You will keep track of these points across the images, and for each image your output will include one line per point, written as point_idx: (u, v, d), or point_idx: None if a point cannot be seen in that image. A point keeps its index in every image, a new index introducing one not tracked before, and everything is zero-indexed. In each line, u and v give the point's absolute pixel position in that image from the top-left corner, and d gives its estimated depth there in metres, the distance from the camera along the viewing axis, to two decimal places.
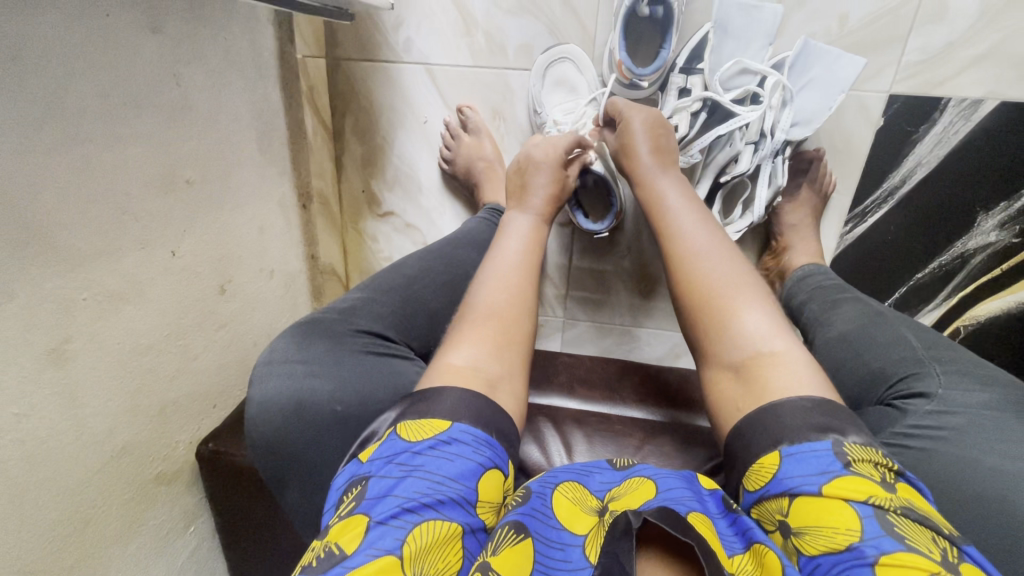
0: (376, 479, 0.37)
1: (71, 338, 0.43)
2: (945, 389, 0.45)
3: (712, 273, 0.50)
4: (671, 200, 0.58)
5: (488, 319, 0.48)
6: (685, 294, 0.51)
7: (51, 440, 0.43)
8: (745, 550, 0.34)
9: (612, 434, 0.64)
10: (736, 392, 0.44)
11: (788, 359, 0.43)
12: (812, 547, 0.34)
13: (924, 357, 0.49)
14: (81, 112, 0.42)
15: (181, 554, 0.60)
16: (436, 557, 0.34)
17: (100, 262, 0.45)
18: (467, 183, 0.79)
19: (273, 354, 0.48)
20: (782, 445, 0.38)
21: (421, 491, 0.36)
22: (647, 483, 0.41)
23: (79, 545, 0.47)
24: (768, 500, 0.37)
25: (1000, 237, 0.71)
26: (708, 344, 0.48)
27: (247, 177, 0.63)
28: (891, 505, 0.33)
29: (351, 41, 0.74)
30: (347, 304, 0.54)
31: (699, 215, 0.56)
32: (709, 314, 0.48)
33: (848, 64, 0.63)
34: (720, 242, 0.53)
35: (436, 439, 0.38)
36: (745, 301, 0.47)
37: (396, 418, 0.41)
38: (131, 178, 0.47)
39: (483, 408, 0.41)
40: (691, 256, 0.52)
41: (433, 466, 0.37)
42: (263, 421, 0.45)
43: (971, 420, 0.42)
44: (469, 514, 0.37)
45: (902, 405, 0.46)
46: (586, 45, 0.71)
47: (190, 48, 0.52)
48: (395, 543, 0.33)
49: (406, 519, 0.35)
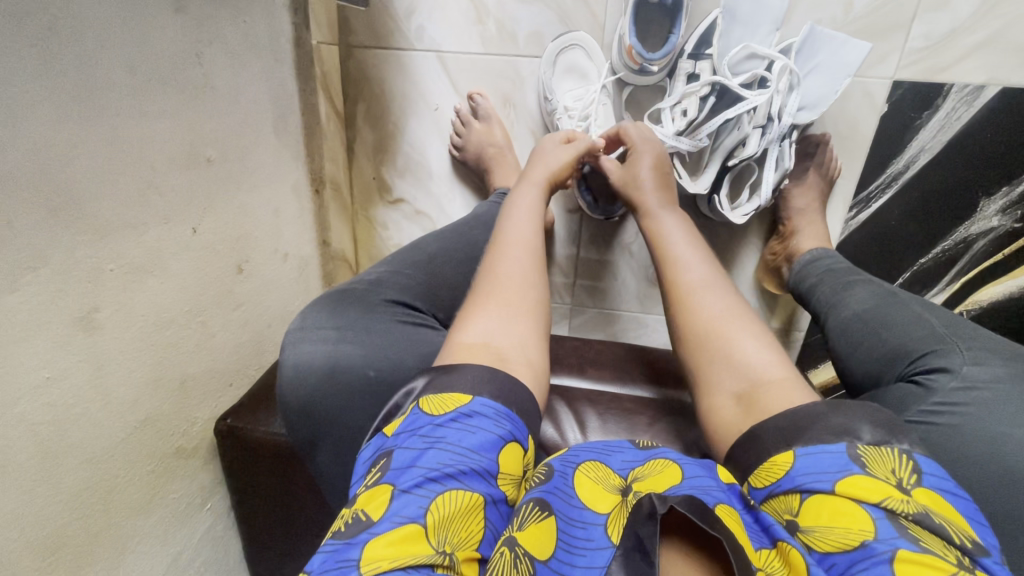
0: (401, 450, 0.38)
1: (98, 307, 0.44)
2: (969, 365, 0.44)
3: (709, 307, 0.51)
4: (671, 236, 0.60)
5: (501, 291, 0.50)
6: (683, 325, 0.53)
7: (79, 406, 0.44)
8: (772, 546, 0.33)
9: (624, 412, 0.66)
10: (738, 417, 0.44)
11: (787, 385, 0.43)
12: (825, 544, 0.33)
13: (944, 333, 0.48)
14: (111, 86, 0.43)
15: (199, 528, 0.61)
16: (459, 527, 0.34)
17: (126, 233, 0.46)
18: (478, 170, 0.79)
19: (305, 322, 0.49)
20: (796, 446, 0.37)
21: (443, 462, 0.36)
22: (673, 466, 0.40)
23: (103, 513, 0.48)
24: (778, 496, 0.37)
25: (1002, 222, 0.72)
26: (709, 374, 0.48)
27: (264, 159, 0.65)
28: (905, 510, 0.32)
29: (364, 28, 0.75)
30: (373, 277, 0.56)
31: (700, 249, 0.58)
32: (709, 346, 0.49)
33: (853, 49, 0.64)
34: (717, 275, 0.55)
35: (458, 412, 0.39)
36: (744, 334, 0.48)
37: (420, 392, 0.41)
38: (155, 153, 0.48)
39: (503, 384, 0.42)
40: (690, 290, 0.54)
41: (455, 438, 0.37)
42: (295, 384, 0.46)
43: (998, 395, 0.42)
44: (490, 485, 0.37)
45: (924, 380, 0.46)
46: (595, 33, 0.73)
47: (211, 29, 0.53)
48: (419, 511, 0.34)
49: (429, 488, 0.35)
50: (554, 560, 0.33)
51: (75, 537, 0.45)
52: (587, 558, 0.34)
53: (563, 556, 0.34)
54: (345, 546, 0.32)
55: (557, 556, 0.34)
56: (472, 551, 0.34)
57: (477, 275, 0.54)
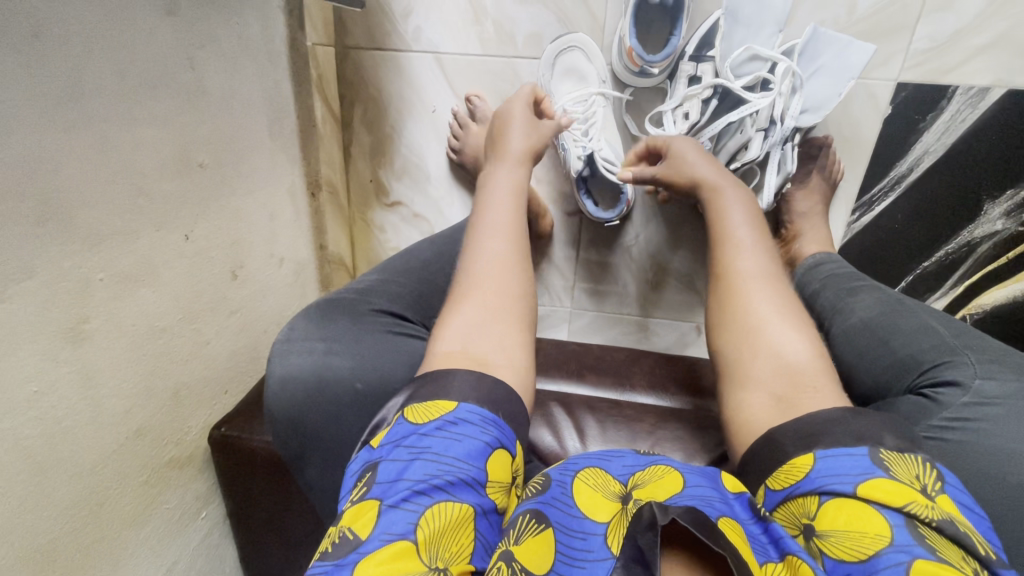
0: (387, 463, 0.36)
1: (88, 318, 0.44)
2: (981, 379, 0.43)
3: (760, 301, 0.50)
4: (732, 216, 0.58)
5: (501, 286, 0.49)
6: (728, 314, 0.51)
7: (68, 419, 0.43)
8: (779, 559, 0.33)
9: (624, 418, 0.65)
10: (771, 414, 0.42)
11: (826, 393, 0.42)
12: (839, 551, 0.32)
13: (955, 345, 0.47)
14: (100, 91, 0.42)
15: (194, 539, 0.60)
16: (450, 540, 0.33)
17: (116, 242, 0.45)
18: (475, 173, 0.78)
19: (292, 333, 0.48)
20: (817, 447, 0.37)
21: (430, 473, 0.35)
22: (674, 474, 0.39)
23: (93, 525, 0.47)
24: (796, 499, 0.36)
25: (1007, 225, 0.71)
26: (745, 367, 0.47)
27: (258, 164, 0.63)
28: (928, 516, 0.32)
29: (360, 30, 0.74)
30: (365, 286, 0.55)
31: (759, 237, 0.56)
32: (753, 339, 0.48)
33: (856, 52, 0.64)
34: (774, 269, 0.53)
35: (442, 420, 0.38)
36: (791, 331, 0.47)
37: (404, 402, 0.40)
38: (146, 160, 0.47)
39: (492, 389, 0.41)
40: (745, 278, 0.52)
41: (441, 448, 0.36)
42: (285, 397, 0.45)
43: (1011, 411, 0.41)
44: (480, 495, 0.36)
45: (933, 394, 0.45)
46: (595, 33, 0.71)
47: (203, 31, 0.52)
48: (408, 527, 0.33)
49: (418, 501, 0.34)
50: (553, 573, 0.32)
51: (65, 552, 0.44)
52: (586, 570, 0.33)
53: (563, 569, 0.33)
54: (334, 568, 0.31)
55: (557, 569, 0.33)
56: (465, 563, 0.33)
57: (460, 266, 0.52)
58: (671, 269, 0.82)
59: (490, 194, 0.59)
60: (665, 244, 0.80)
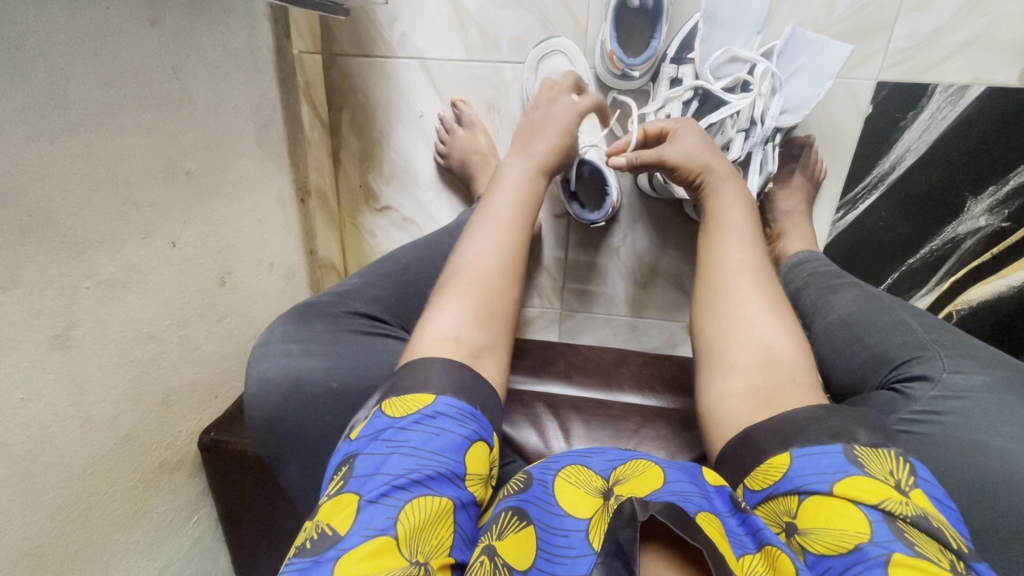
0: (364, 457, 0.37)
1: (74, 325, 0.45)
2: (949, 373, 0.44)
3: (747, 293, 0.50)
4: (728, 212, 0.58)
5: (472, 283, 0.48)
6: (715, 307, 0.51)
7: (56, 424, 0.44)
8: (756, 551, 0.33)
9: (609, 418, 0.66)
10: (748, 409, 0.43)
11: (803, 389, 0.42)
12: (821, 546, 0.33)
13: (927, 340, 0.48)
14: (84, 103, 0.43)
15: (185, 543, 0.61)
16: (429, 535, 0.33)
17: (102, 250, 0.46)
18: (462, 177, 0.79)
19: (271, 338, 0.49)
20: (794, 446, 0.37)
21: (409, 467, 0.35)
22: (653, 469, 0.39)
23: (83, 529, 0.47)
24: (775, 498, 0.36)
25: (990, 221, 0.71)
26: (726, 359, 0.47)
27: (246, 171, 0.64)
28: (903, 512, 0.32)
29: (347, 37, 0.75)
30: (343, 289, 0.56)
31: (753, 233, 0.56)
32: (735, 331, 0.48)
33: (835, 51, 0.65)
34: (764, 263, 0.53)
35: (420, 413, 0.38)
36: (773, 324, 0.47)
37: (381, 398, 0.41)
38: (132, 169, 0.48)
39: (467, 379, 0.41)
40: (733, 271, 0.52)
41: (419, 441, 0.37)
42: (262, 401, 0.46)
43: (978, 403, 0.41)
44: (459, 488, 0.37)
45: (904, 389, 0.45)
46: (578, 37, 0.72)
47: (188, 42, 0.53)
48: (387, 522, 0.33)
49: (397, 497, 0.34)
50: (534, 569, 0.33)
51: (54, 556, 0.45)
52: (569, 566, 0.33)
53: (543, 565, 0.33)
54: (312, 564, 0.31)
55: (538, 566, 0.33)
56: (445, 556, 0.33)
57: (450, 261, 0.52)
58: (659, 270, 0.83)
59: (494, 204, 0.55)
60: (652, 244, 0.81)
